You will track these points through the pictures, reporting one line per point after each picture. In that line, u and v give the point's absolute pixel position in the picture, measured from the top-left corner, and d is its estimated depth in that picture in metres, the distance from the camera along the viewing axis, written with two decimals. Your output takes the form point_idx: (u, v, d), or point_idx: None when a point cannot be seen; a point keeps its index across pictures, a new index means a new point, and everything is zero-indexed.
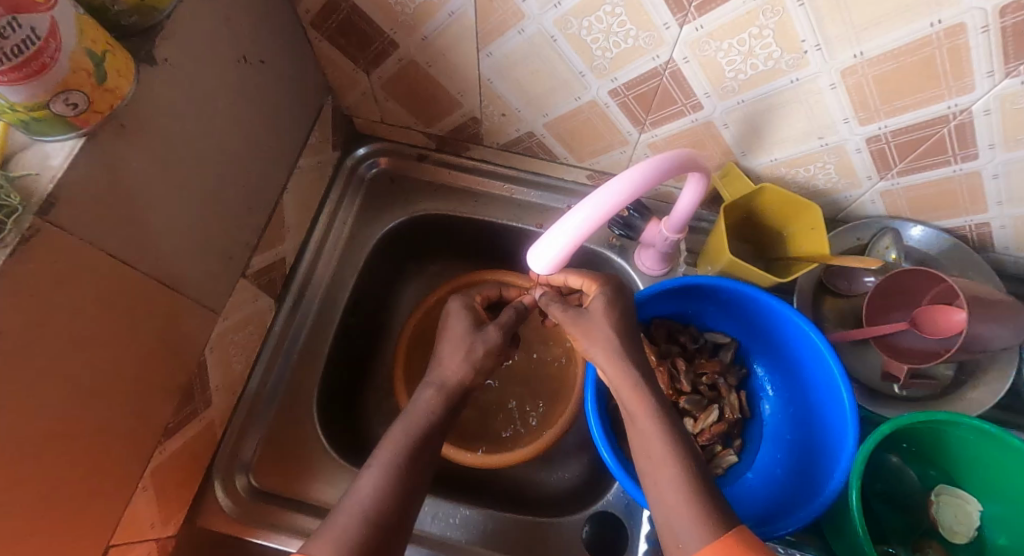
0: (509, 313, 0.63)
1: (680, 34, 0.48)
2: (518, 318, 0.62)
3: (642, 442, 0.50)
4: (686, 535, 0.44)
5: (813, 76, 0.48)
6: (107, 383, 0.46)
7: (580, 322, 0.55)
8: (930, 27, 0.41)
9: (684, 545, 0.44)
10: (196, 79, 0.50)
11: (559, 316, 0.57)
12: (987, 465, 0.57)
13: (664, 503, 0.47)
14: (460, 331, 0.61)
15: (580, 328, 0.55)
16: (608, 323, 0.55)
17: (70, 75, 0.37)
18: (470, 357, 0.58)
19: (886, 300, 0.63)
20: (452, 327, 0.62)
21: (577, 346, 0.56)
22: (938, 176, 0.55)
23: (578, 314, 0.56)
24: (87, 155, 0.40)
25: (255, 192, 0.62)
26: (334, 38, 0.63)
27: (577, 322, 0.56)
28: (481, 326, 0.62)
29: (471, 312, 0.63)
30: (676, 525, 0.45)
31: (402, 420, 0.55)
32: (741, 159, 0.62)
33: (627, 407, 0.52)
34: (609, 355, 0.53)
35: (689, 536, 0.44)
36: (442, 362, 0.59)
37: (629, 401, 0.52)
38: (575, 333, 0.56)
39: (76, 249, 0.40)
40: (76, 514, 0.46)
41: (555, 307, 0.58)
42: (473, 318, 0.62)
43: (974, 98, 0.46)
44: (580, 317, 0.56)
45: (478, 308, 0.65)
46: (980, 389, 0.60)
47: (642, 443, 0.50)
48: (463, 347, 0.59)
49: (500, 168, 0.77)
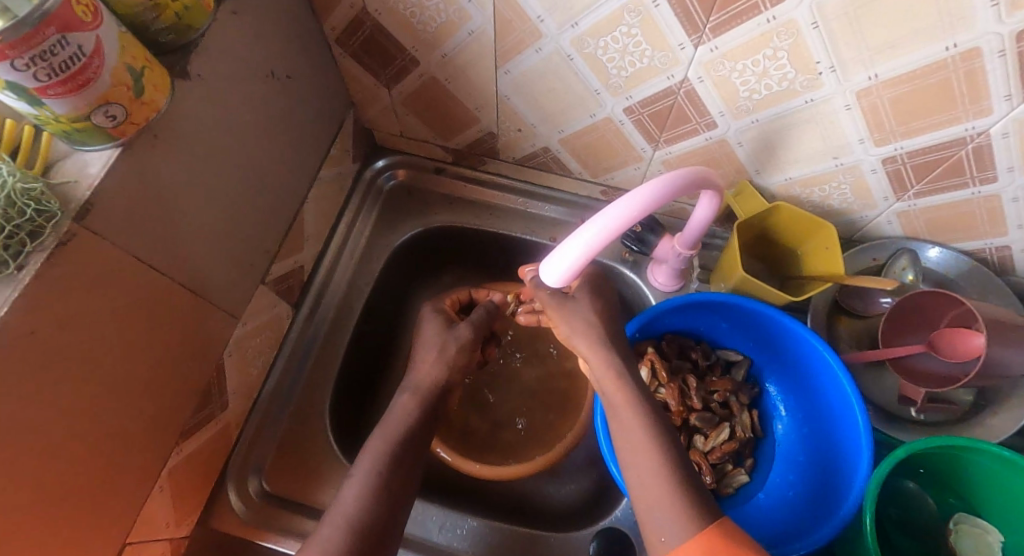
0: (480, 311, 0.67)
1: (695, 54, 0.49)
2: (486, 316, 0.67)
3: (642, 454, 0.50)
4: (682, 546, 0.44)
5: (828, 97, 0.49)
6: (130, 384, 0.48)
7: (568, 307, 0.56)
8: (946, 51, 0.42)
9: (666, 540, 0.45)
10: (224, 94, 0.52)
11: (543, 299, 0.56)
12: (1009, 496, 0.55)
13: (646, 495, 0.48)
14: (434, 332, 0.64)
15: (564, 311, 0.56)
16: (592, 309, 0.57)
17: (111, 89, 0.39)
18: (442, 356, 0.61)
19: (904, 323, 0.62)
20: (441, 333, 0.63)
21: (555, 329, 0.58)
22: (957, 198, 0.55)
23: (563, 299, 0.56)
24: (122, 164, 0.42)
25: (279, 202, 0.64)
26: (358, 55, 0.65)
27: (561, 304, 0.56)
28: (453, 324, 0.65)
29: (443, 315, 0.67)
30: (659, 521, 0.46)
31: (381, 430, 0.56)
32: (756, 177, 0.62)
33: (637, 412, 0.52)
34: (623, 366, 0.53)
35: (673, 531, 0.45)
36: (417, 366, 0.62)
37: (644, 407, 0.52)
38: (555, 317, 0.57)
39: (108, 254, 0.42)
40: (97, 512, 0.48)
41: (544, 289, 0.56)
42: (446, 319, 0.66)
43: (992, 122, 0.46)
44: (565, 301, 0.56)
45: (450, 310, 0.68)
46: (1001, 416, 0.59)
47: (647, 459, 0.50)
48: (437, 346, 0.62)
49: (516, 182, 0.79)
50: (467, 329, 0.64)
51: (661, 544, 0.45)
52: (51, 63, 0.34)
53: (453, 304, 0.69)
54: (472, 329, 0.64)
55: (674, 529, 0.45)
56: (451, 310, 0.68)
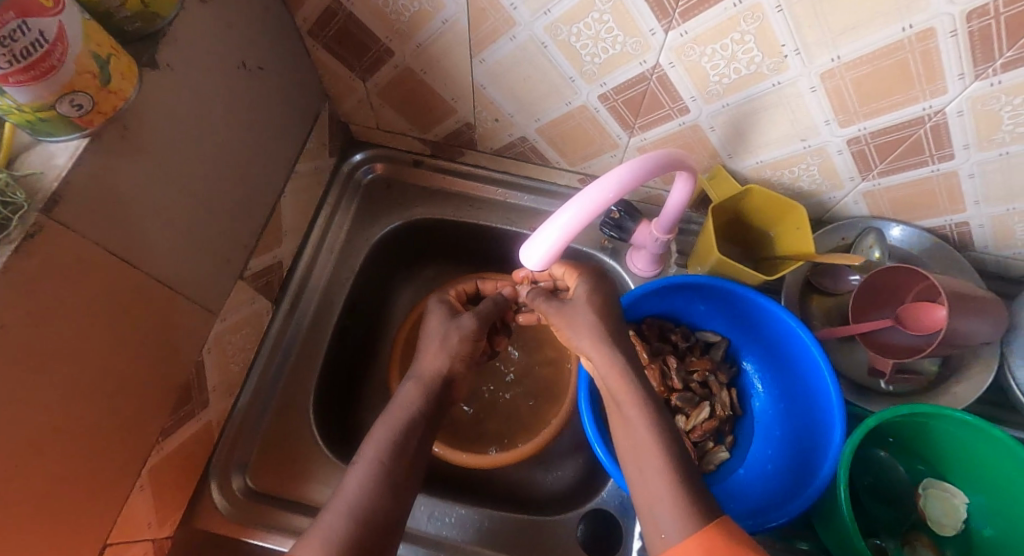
0: (487, 303, 0.65)
1: (666, 40, 0.50)
2: (496, 309, 0.64)
3: (629, 431, 0.51)
4: (668, 525, 0.45)
5: (794, 80, 0.50)
6: (106, 381, 0.47)
7: (563, 311, 0.57)
8: (903, 32, 0.43)
9: (666, 536, 0.45)
10: (194, 84, 0.51)
11: (543, 309, 0.59)
12: (972, 460, 0.58)
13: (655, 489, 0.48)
14: (437, 324, 0.63)
15: (564, 317, 0.57)
16: (590, 310, 0.56)
17: (76, 77, 0.38)
18: (455, 350, 0.60)
19: (873, 298, 0.64)
20: (444, 325, 0.62)
21: (561, 336, 0.58)
22: (917, 176, 0.57)
23: (561, 304, 0.58)
24: (89, 156, 0.42)
25: (254, 197, 0.63)
26: (331, 46, 0.65)
27: (560, 311, 0.58)
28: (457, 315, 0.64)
29: (446, 306, 0.66)
30: (663, 514, 0.46)
31: (391, 420, 0.56)
32: (728, 161, 0.64)
33: (613, 392, 0.53)
34: (597, 342, 0.54)
35: (671, 527, 0.44)
36: (421, 357, 0.61)
37: (616, 388, 0.52)
38: (558, 323, 0.58)
39: (78, 247, 0.42)
40: (75, 514, 0.47)
41: (540, 300, 0.60)
42: (449, 309, 0.65)
43: (947, 101, 0.48)
44: (563, 307, 0.58)
45: (454, 302, 0.67)
46: (964, 384, 0.61)
47: (630, 439, 0.51)
48: (445, 339, 0.61)
49: (494, 173, 0.79)
50: (474, 320, 0.63)
51: (661, 541, 0.45)
52: (12, 49, 0.33)
53: (457, 296, 0.70)
54: (479, 322, 0.62)
55: (673, 524, 0.44)
56: (455, 300, 0.68)
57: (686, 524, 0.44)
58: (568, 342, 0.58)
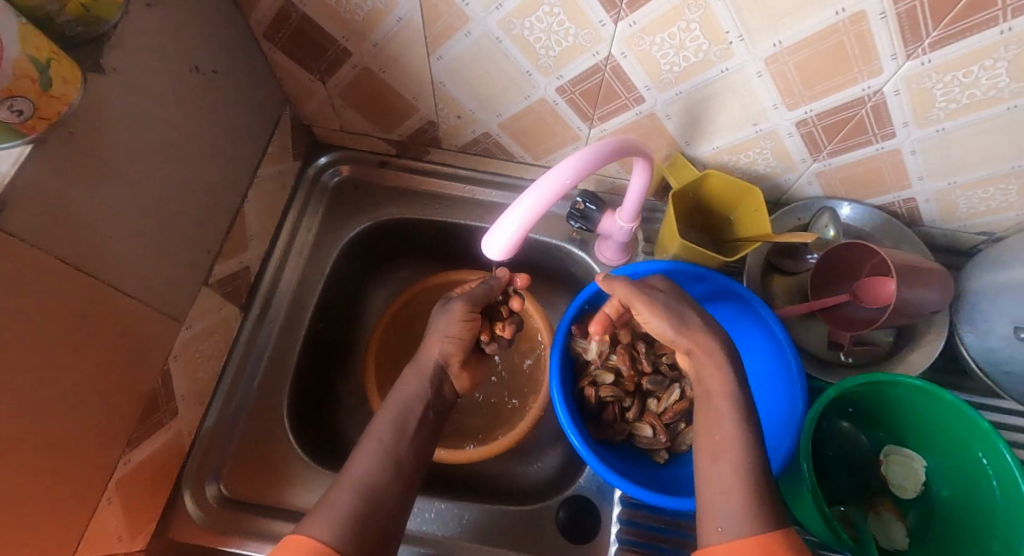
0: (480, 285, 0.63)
1: (615, 30, 0.51)
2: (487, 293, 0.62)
3: (708, 422, 0.49)
4: (727, 517, 0.43)
5: (740, 66, 0.52)
6: (66, 392, 0.46)
7: (650, 298, 0.53)
8: (836, 15, 0.45)
9: (723, 528, 0.43)
10: (145, 89, 0.51)
11: (624, 293, 0.54)
12: (927, 424, 0.60)
13: None
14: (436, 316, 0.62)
15: (646, 305, 0.53)
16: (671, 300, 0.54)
17: (14, 82, 0.38)
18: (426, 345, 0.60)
19: (830, 274, 0.66)
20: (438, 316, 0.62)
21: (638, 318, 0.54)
22: (863, 155, 0.60)
23: (649, 292, 0.54)
24: (35, 162, 0.41)
25: (216, 202, 0.63)
26: (288, 48, 0.65)
27: (646, 298, 0.53)
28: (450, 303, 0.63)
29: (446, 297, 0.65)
30: None
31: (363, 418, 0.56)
32: (686, 148, 0.66)
33: (705, 383, 0.51)
34: (683, 333, 0.53)
35: (730, 519, 0.43)
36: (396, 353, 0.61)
37: (709, 379, 0.51)
38: (640, 309, 0.54)
39: (27, 255, 0.41)
40: (40, 529, 0.46)
41: (620, 284, 0.54)
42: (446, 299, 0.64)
43: (884, 81, 0.50)
44: (647, 293, 0.53)
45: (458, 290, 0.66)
46: (919, 352, 0.64)
47: (710, 430, 0.49)
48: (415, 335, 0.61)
49: (461, 171, 0.80)
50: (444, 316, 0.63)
51: (716, 533, 0.44)
52: None
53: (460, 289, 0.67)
54: None
55: (731, 517, 0.43)
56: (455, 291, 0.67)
57: (747, 518, 0.43)
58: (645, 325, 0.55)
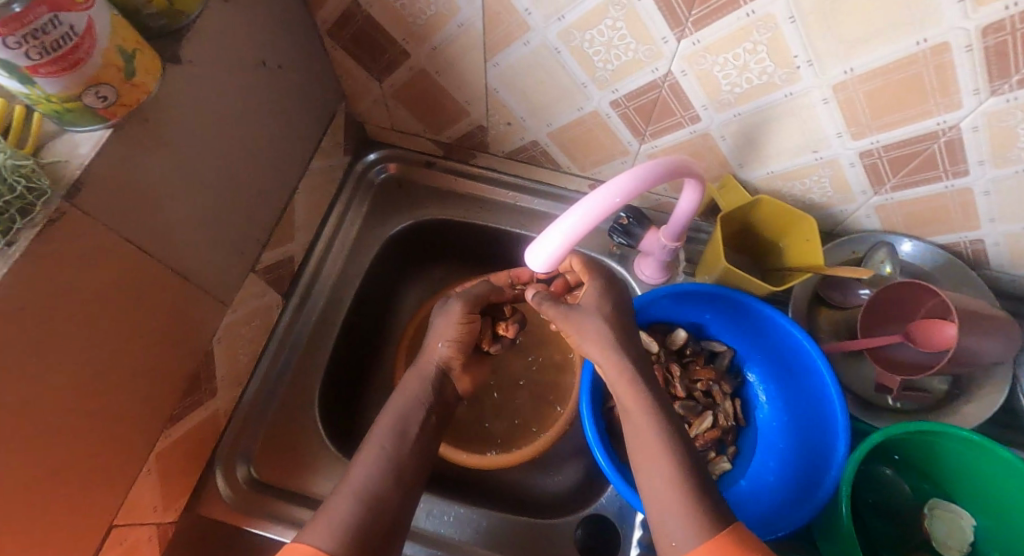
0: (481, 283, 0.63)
1: (678, 48, 0.50)
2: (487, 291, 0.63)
3: (635, 435, 0.51)
4: (680, 533, 0.45)
5: (806, 91, 0.50)
6: (118, 365, 0.48)
7: (570, 315, 0.56)
8: (916, 45, 0.43)
9: (677, 543, 0.45)
10: (214, 80, 0.52)
11: (550, 313, 0.57)
12: (978, 481, 0.57)
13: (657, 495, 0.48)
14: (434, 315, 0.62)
15: (570, 323, 0.56)
16: (599, 317, 0.55)
17: (102, 70, 0.39)
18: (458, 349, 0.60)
19: (882, 313, 0.63)
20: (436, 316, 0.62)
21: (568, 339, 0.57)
22: (930, 192, 0.57)
23: (568, 309, 0.56)
24: (111, 145, 0.43)
25: (269, 192, 0.64)
26: (349, 47, 0.66)
27: (567, 316, 0.56)
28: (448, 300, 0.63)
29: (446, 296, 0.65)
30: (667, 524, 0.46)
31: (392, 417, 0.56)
32: (739, 170, 0.64)
33: (621, 400, 0.53)
34: (607, 349, 0.54)
35: (682, 533, 0.45)
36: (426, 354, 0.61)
37: (624, 395, 0.53)
38: (565, 328, 0.56)
39: (97, 233, 0.43)
40: (84, 494, 0.48)
41: (548, 305, 0.57)
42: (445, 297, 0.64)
43: (962, 116, 0.48)
44: (569, 311, 0.56)
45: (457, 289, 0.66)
46: (974, 404, 0.60)
47: (638, 446, 0.51)
48: None
49: (506, 176, 0.80)
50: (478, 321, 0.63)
51: (671, 547, 0.45)
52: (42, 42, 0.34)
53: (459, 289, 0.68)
54: None
55: (684, 533, 0.45)
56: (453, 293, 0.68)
57: (698, 532, 0.45)
58: (574, 346, 0.57)
